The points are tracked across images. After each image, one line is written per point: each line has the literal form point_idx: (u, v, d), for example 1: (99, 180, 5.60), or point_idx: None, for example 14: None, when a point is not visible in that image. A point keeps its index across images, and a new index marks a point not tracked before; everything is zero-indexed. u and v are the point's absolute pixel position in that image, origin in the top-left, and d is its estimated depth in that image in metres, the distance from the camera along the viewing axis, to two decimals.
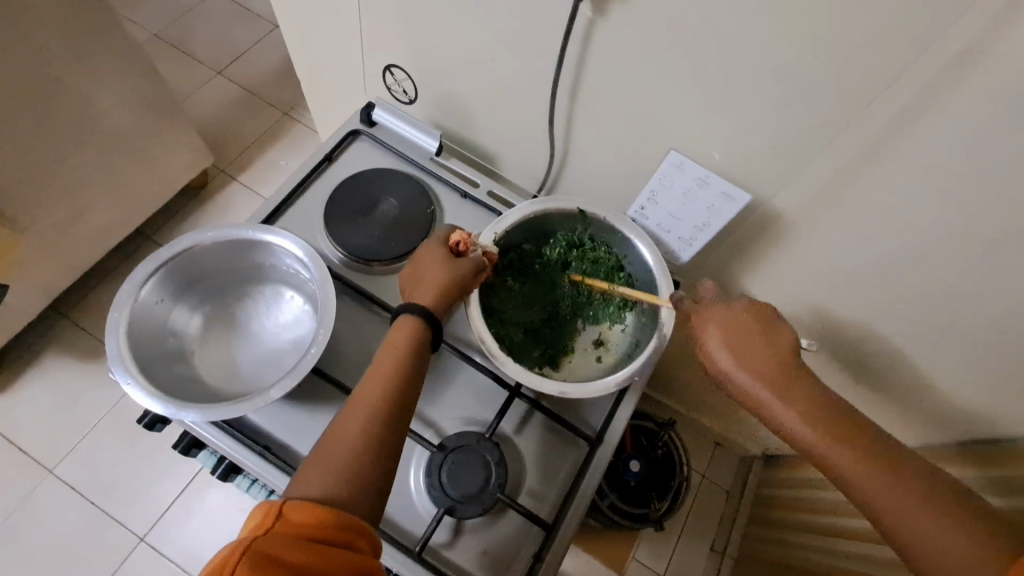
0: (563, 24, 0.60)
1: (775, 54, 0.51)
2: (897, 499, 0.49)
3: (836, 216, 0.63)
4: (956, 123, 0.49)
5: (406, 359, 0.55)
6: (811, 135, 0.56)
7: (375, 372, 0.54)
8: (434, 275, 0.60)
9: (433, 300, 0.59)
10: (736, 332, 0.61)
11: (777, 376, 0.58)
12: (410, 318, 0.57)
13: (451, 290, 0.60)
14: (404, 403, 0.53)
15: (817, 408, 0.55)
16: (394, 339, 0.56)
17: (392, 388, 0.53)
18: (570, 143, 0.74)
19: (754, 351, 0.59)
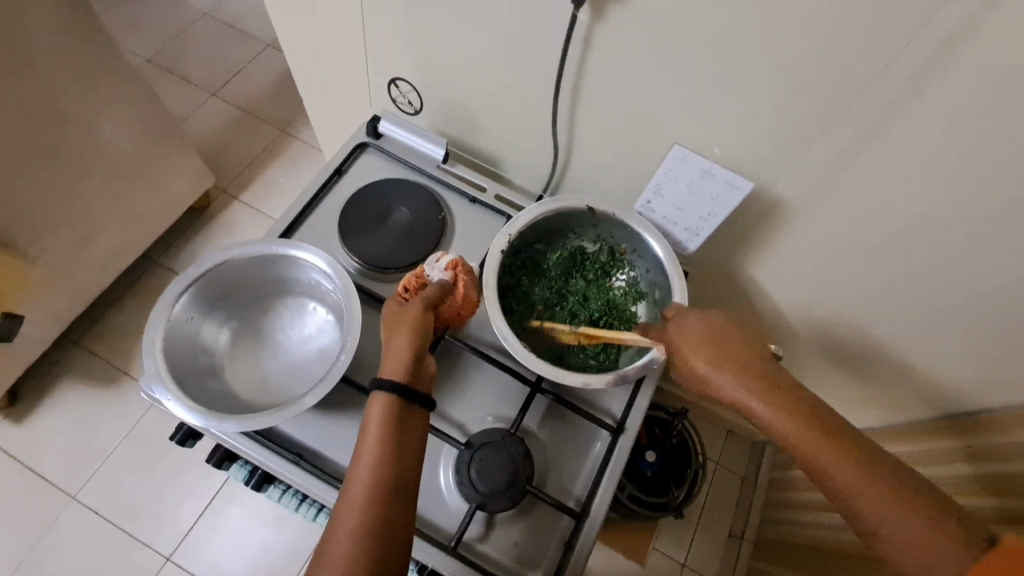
0: (563, 31, 0.63)
1: (771, 48, 0.54)
2: (870, 499, 0.50)
3: (836, 199, 0.65)
4: (947, 104, 0.51)
5: (391, 436, 0.52)
6: (808, 123, 0.58)
7: (360, 457, 0.51)
8: (393, 328, 0.59)
9: (398, 351, 0.56)
10: (710, 336, 0.61)
11: (751, 373, 0.58)
12: (382, 393, 0.53)
13: (413, 326, 0.58)
14: (400, 481, 0.50)
15: (790, 400, 0.56)
16: (373, 415, 0.53)
17: (383, 471, 0.50)
18: (574, 145, 0.77)
19: (730, 352, 0.59)
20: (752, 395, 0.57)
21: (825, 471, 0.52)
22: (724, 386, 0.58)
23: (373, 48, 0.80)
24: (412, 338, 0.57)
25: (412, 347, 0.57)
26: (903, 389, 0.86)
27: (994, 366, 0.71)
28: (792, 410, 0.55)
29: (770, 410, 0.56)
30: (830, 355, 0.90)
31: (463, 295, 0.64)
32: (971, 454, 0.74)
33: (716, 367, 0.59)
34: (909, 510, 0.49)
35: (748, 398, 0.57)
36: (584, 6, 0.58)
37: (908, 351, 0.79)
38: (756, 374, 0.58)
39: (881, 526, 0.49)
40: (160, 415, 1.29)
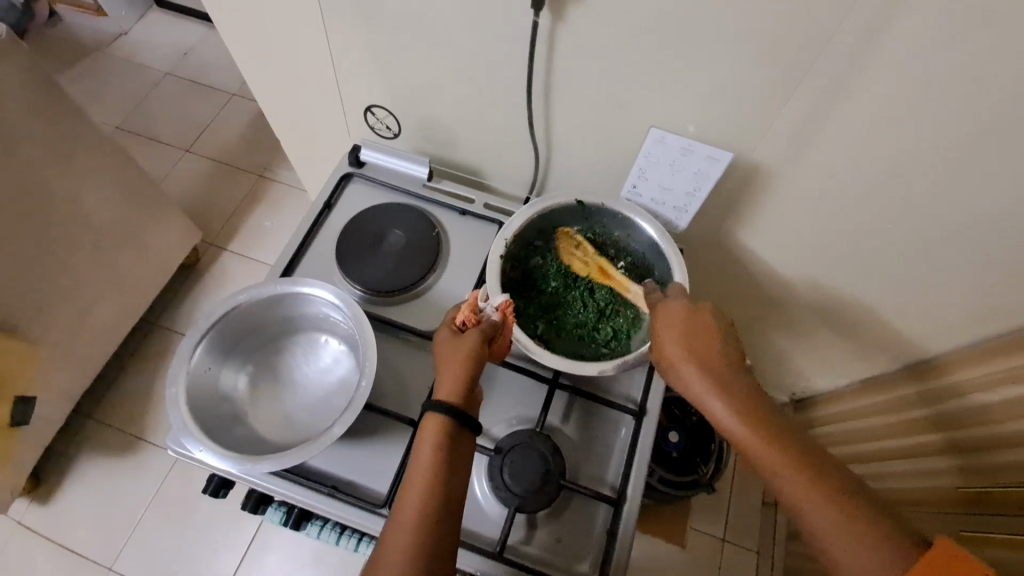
0: (526, 36, 0.65)
1: (731, 19, 0.55)
2: (806, 497, 0.50)
3: (814, 156, 0.68)
4: (904, 51, 0.53)
5: (441, 461, 0.52)
6: (776, 86, 0.60)
7: (411, 482, 0.52)
8: (449, 354, 0.60)
9: (453, 379, 0.57)
10: (685, 329, 0.61)
11: (715, 366, 0.58)
12: (437, 417, 0.55)
13: (468, 360, 0.59)
14: (451, 501, 0.52)
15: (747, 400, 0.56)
16: (425, 438, 0.54)
17: (433, 497, 0.51)
18: (553, 143, 0.78)
19: (696, 343, 0.60)
20: (711, 385, 0.57)
21: (768, 470, 0.52)
22: (687, 375, 0.58)
23: (345, 80, 0.82)
24: (467, 370, 0.58)
25: (466, 380, 0.58)
26: (907, 331, 0.87)
27: (991, 291, 0.73)
28: (745, 409, 0.55)
29: (722, 403, 0.56)
30: (833, 311, 0.91)
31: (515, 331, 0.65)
32: (983, 381, 0.77)
33: (683, 359, 0.59)
34: (844, 510, 0.48)
35: (701, 386, 0.57)
36: (544, 9, 0.60)
37: (906, 292, 0.81)
38: (721, 367, 0.58)
39: (815, 527, 0.49)
40: (183, 474, 1.29)
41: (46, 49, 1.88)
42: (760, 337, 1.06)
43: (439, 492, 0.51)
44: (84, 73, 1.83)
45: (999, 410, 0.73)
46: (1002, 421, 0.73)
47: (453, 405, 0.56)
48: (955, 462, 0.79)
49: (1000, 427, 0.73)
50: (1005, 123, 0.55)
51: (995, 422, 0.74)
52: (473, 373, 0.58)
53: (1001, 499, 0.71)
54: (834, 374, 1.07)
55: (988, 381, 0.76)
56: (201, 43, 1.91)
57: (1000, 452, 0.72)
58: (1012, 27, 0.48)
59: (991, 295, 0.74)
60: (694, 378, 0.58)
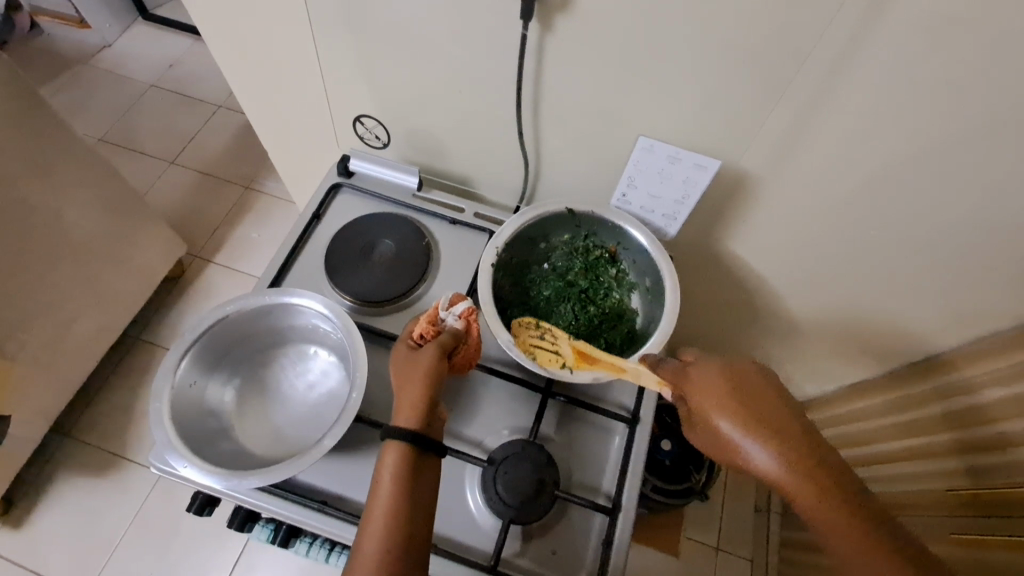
0: (515, 46, 0.65)
1: (717, 27, 0.56)
2: (854, 551, 0.47)
3: (799, 163, 0.69)
4: (885, 61, 0.55)
5: (405, 486, 0.52)
6: (762, 93, 0.61)
7: (372, 512, 0.51)
8: (408, 372, 0.59)
9: (411, 401, 0.56)
10: (723, 378, 0.55)
11: (765, 417, 0.52)
12: (397, 444, 0.53)
13: (429, 375, 0.58)
14: (417, 507, 0.52)
15: (803, 455, 0.50)
16: (386, 464, 0.53)
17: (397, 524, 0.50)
18: (542, 152, 0.79)
19: (740, 390, 0.54)
20: (778, 454, 0.50)
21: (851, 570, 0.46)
22: (738, 443, 0.51)
23: (334, 89, 0.82)
24: (428, 386, 0.57)
25: (428, 399, 0.57)
26: (895, 335, 0.88)
27: (977, 292, 0.75)
28: (802, 465, 0.49)
29: (772, 456, 0.50)
30: (821, 316, 0.92)
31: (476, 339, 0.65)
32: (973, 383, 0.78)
33: (741, 426, 0.51)
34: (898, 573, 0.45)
35: (755, 441, 0.51)
36: (533, 19, 0.61)
37: (891, 296, 0.82)
38: (771, 417, 0.52)
39: None
40: (167, 492, 1.25)
41: (26, 60, 1.85)
42: (748, 344, 1.07)
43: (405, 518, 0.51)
44: (66, 85, 1.81)
45: (989, 411, 0.74)
46: (987, 423, 0.74)
47: (410, 429, 0.54)
48: (951, 463, 0.79)
49: (986, 429, 0.74)
50: (983, 127, 0.57)
51: (981, 423, 0.75)
52: (433, 387, 0.58)
53: (1005, 500, 0.70)
54: (823, 380, 1.09)
55: (978, 382, 0.77)
56: (186, 56, 1.90)
57: (991, 454, 0.73)
58: (991, 32, 0.50)
59: (974, 297, 0.76)
60: (755, 450, 0.50)
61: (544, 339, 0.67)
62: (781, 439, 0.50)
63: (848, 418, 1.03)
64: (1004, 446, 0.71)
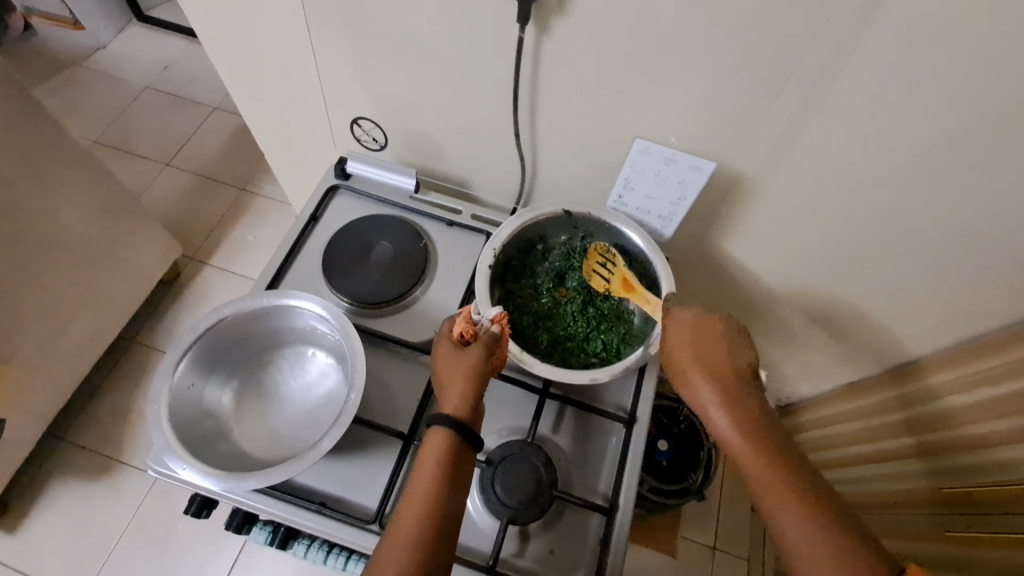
0: (512, 50, 0.66)
1: (711, 31, 0.57)
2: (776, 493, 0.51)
3: (793, 165, 0.69)
4: (877, 64, 0.56)
5: (445, 478, 0.52)
6: (757, 95, 0.62)
7: (426, 458, 0.53)
8: (449, 374, 0.59)
9: (455, 402, 0.57)
10: (692, 335, 0.62)
11: (722, 377, 0.59)
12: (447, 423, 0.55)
13: (470, 377, 0.58)
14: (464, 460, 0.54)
15: (748, 415, 0.56)
16: (427, 453, 0.53)
17: (432, 517, 0.50)
18: (539, 154, 0.79)
19: (705, 352, 0.61)
20: (727, 410, 0.57)
21: (776, 517, 0.51)
22: (700, 394, 0.59)
23: (331, 91, 0.82)
24: (471, 388, 0.58)
25: (469, 401, 0.57)
26: (889, 336, 0.89)
27: (970, 292, 0.75)
28: (744, 420, 0.56)
29: (722, 412, 0.57)
30: (815, 316, 0.93)
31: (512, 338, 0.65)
32: (958, 385, 0.79)
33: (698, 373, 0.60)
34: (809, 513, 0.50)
35: (711, 395, 0.58)
36: (529, 23, 0.62)
37: (885, 297, 0.83)
38: (726, 378, 0.59)
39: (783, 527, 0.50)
40: (163, 495, 1.25)
41: (20, 61, 1.84)
42: (745, 344, 1.08)
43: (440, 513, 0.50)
44: (61, 86, 1.80)
45: (975, 412, 0.75)
46: (980, 421, 0.75)
47: (461, 423, 0.55)
48: (941, 462, 0.81)
49: (978, 428, 0.75)
50: (975, 127, 0.57)
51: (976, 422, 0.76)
52: (477, 385, 0.58)
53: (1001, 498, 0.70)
54: (819, 380, 1.09)
55: (960, 384, 0.79)
56: (181, 57, 1.90)
57: (989, 450, 0.73)
58: (980, 36, 0.51)
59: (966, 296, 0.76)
60: (711, 401, 0.58)
61: (603, 265, 0.72)
62: (729, 398, 0.58)
63: (843, 417, 1.03)
64: (994, 443, 0.73)
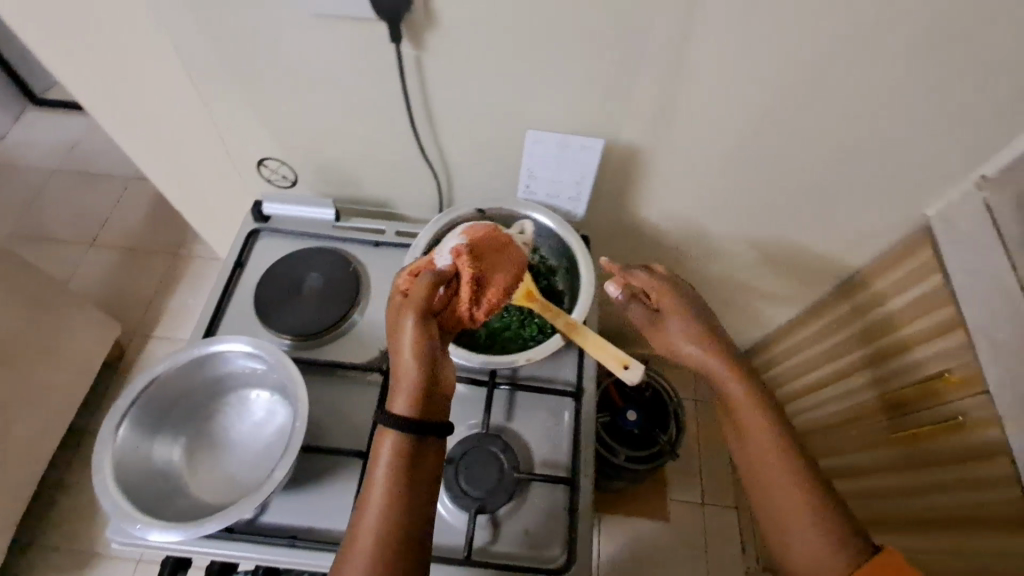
0: (394, 67, 0.69)
1: (568, 19, 0.62)
2: (778, 485, 0.54)
3: (676, 127, 0.75)
4: (718, 24, 0.62)
5: (401, 479, 0.51)
6: (625, 69, 0.67)
7: (375, 475, 0.51)
8: (395, 341, 0.56)
9: (402, 379, 0.53)
10: (701, 330, 0.63)
11: (736, 371, 0.60)
12: (393, 432, 0.52)
13: (415, 338, 0.55)
14: (419, 470, 0.52)
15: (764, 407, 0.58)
16: (377, 467, 0.51)
17: (394, 519, 0.49)
18: (446, 160, 0.82)
19: (716, 344, 0.62)
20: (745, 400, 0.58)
21: (773, 502, 0.54)
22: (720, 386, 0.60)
23: (232, 138, 0.83)
24: (417, 353, 0.54)
25: (417, 368, 0.53)
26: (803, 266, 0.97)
27: None
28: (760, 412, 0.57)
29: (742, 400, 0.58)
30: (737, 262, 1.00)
31: (497, 264, 0.65)
32: (897, 286, 0.88)
33: (679, 312, 0.65)
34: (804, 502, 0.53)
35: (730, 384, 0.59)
36: (403, 39, 0.65)
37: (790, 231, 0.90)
38: (741, 372, 0.60)
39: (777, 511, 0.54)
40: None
41: None
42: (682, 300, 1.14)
43: (401, 515, 0.50)
44: None
45: (914, 309, 0.84)
46: (917, 319, 0.84)
47: (411, 419, 0.52)
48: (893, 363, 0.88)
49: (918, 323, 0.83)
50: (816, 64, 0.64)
51: (913, 319, 0.84)
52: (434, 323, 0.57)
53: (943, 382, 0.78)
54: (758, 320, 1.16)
55: (901, 284, 0.87)
56: (86, 135, 1.85)
57: (927, 341, 0.82)
58: None
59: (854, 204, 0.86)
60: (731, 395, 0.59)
61: None
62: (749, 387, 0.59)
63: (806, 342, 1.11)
64: (930, 334, 0.81)
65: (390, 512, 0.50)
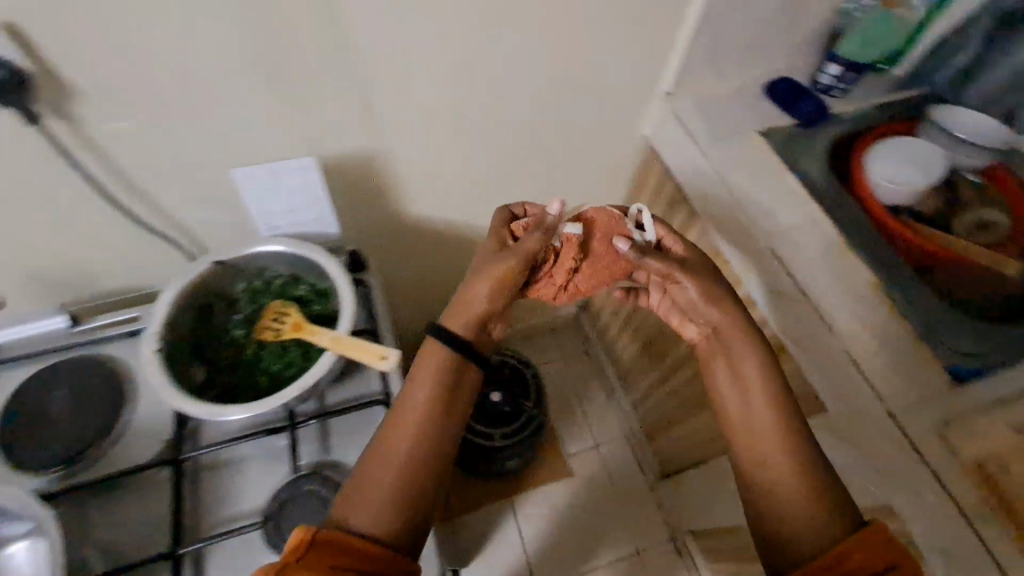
0: (52, 149, 0.65)
1: (209, 55, 0.64)
2: (777, 448, 0.61)
3: (381, 125, 0.80)
4: (353, 25, 0.67)
5: (422, 404, 0.63)
6: (296, 87, 0.71)
7: (406, 413, 0.62)
8: (466, 301, 0.67)
9: (460, 328, 0.67)
10: (709, 295, 0.69)
11: (745, 342, 0.67)
12: (427, 370, 0.65)
13: (484, 309, 0.67)
14: (446, 427, 0.63)
15: (776, 385, 0.64)
16: (412, 403, 0.63)
17: (408, 436, 0.61)
18: (172, 221, 0.79)
19: (725, 313, 0.68)
20: (755, 368, 0.65)
21: (767, 462, 0.61)
22: (733, 353, 0.67)
23: None
24: (474, 314, 0.67)
25: (472, 317, 0.67)
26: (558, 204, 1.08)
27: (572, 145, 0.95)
28: (771, 389, 0.64)
29: (755, 368, 0.65)
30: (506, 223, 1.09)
31: (598, 248, 0.73)
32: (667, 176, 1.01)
33: (681, 247, 0.73)
34: (796, 466, 0.59)
35: (739, 343, 0.67)
36: (44, 117, 0.62)
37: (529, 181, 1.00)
38: (750, 343, 0.67)
39: (770, 465, 0.60)
40: None
41: None
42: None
43: (416, 432, 0.61)
44: None
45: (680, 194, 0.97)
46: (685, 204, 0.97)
47: (437, 378, 0.64)
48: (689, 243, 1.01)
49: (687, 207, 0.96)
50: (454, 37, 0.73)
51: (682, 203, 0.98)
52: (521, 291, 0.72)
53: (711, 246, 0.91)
54: None
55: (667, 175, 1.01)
56: None
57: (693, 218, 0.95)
58: None
59: (567, 134, 0.98)
60: (744, 363, 0.66)
61: (275, 319, 0.72)
62: (750, 356, 0.66)
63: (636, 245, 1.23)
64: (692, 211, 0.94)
65: (406, 428, 0.61)
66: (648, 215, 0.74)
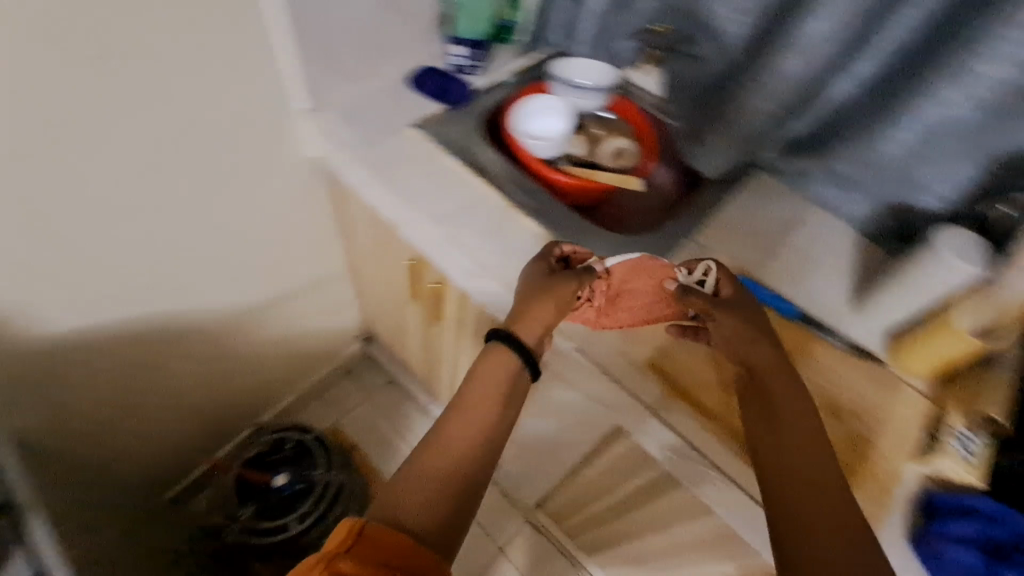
0: None
1: None
2: (797, 500, 0.56)
3: None
4: None
5: (478, 433, 0.63)
6: None
7: (463, 409, 0.64)
8: (497, 359, 0.68)
9: (494, 394, 0.65)
10: (791, 401, 0.62)
11: (809, 422, 0.60)
12: (505, 364, 0.67)
13: (506, 381, 0.66)
14: (474, 448, 0.62)
15: (826, 472, 0.57)
16: (478, 404, 0.64)
17: (454, 455, 0.61)
18: None
19: (775, 405, 0.62)
20: (805, 446, 0.59)
21: (789, 503, 0.56)
22: (772, 399, 0.62)
23: None
24: (511, 377, 0.67)
25: (493, 395, 0.65)
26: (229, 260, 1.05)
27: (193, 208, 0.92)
28: (807, 429, 0.60)
29: (790, 407, 0.61)
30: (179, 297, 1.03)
31: (647, 287, 0.74)
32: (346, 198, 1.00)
33: (751, 315, 0.69)
34: (835, 531, 0.53)
35: (796, 397, 0.62)
36: None
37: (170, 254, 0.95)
38: (813, 429, 0.60)
39: (791, 515, 0.55)
40: None
41: None
42: (208, 346, 1.16)
43: (464, 453, 0.61)
44: None
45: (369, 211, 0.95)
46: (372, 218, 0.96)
47: (484, 385, 0.66)
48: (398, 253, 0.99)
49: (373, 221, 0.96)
50: None
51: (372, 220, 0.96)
52: (564, 311, 0.72)
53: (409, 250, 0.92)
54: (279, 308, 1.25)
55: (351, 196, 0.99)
56: None
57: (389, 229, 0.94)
58: None
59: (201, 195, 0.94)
60: (783, 400, 0.62)
61: None
62: (817, 445, 0.59)
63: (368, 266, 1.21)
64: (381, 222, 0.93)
65: (453, 451, 0.61)
66: (713, 276, 0.72)
